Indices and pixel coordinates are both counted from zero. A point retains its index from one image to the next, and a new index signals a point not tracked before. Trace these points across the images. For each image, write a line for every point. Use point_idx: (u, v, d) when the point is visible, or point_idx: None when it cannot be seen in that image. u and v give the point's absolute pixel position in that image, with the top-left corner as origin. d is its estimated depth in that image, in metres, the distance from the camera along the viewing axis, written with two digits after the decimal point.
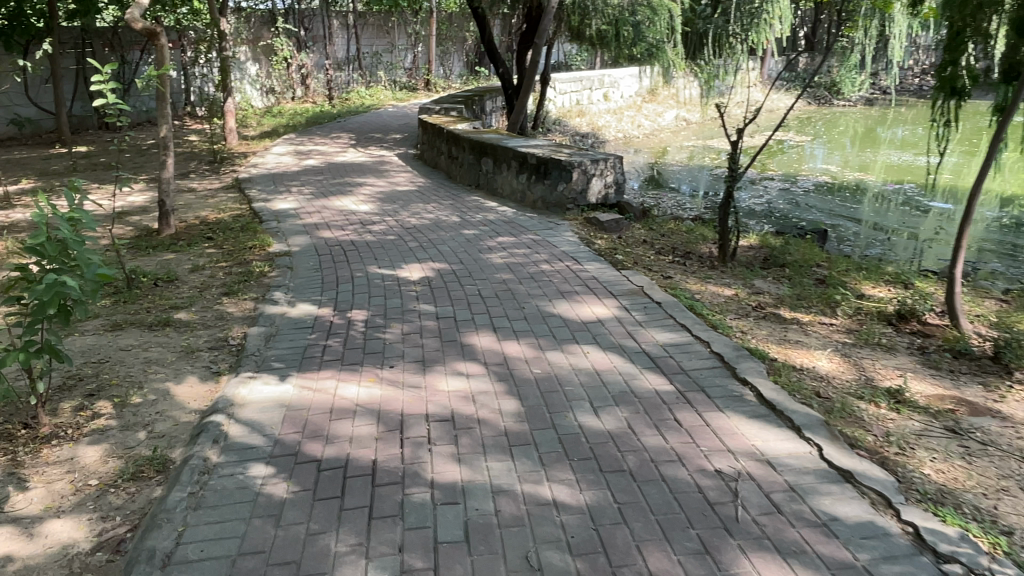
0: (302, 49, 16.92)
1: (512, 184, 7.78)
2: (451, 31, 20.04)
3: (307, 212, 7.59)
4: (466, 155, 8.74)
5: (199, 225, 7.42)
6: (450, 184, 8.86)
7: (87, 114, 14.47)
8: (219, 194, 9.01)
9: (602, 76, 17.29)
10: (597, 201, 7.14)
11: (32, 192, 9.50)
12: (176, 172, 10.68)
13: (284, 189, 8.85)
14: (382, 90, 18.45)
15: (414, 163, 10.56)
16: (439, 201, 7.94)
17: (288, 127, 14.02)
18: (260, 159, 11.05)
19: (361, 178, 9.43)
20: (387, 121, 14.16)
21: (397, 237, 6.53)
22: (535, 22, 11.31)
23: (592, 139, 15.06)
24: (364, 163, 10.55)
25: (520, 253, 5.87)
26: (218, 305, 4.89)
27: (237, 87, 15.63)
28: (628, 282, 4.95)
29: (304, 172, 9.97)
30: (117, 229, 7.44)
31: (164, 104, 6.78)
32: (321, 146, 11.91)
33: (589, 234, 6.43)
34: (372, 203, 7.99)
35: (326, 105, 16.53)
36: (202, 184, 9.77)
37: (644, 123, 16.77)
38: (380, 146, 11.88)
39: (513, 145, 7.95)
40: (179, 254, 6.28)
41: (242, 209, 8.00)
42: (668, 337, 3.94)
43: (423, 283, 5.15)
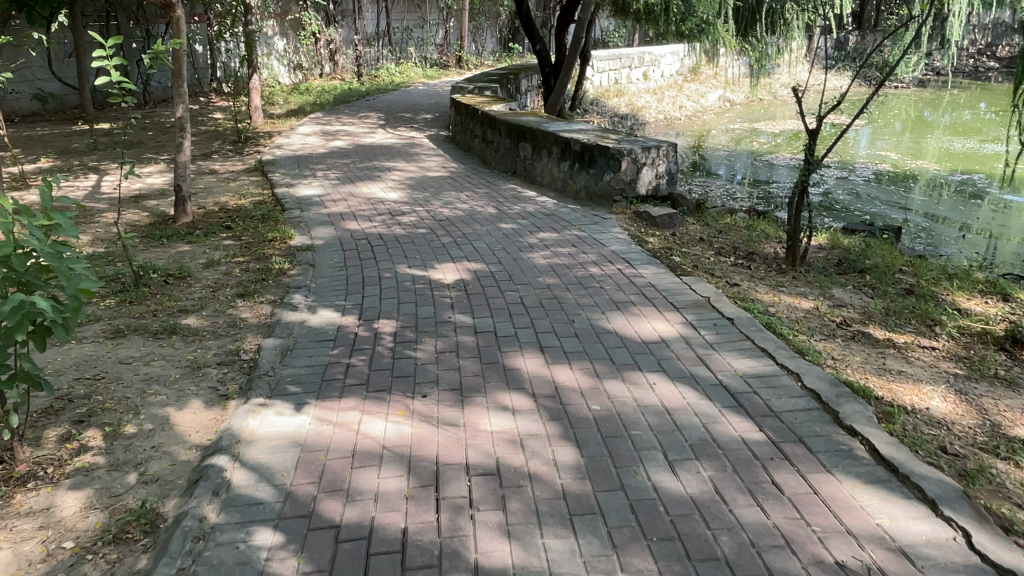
0: (331, 23, 16.31)
1: (552, 172, 7.19)
2: (484, 5, 19.27)
3: (332, 200, 7.09)
4: (502, 139, 8.16)
5: (217, 212, 6.95)
6: (484, 170, 8.29)
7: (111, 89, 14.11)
8: (240, 177, 8.55)
9: (642, 53, 16.48)
10: (647, 193, 6.51)
11: (49, 172, 9.13)
12: (199, 152, 10.26)
13: (309, 173, 8.35)
14: (412, 67, 17.85)
15: (446, 145, 10.00)
16: (473, 190, 7.37)
17: (315, 105, 13.51)
18: (286, 139, 10.57)
19: (390, 162, 8.89)
20: (417, 100, 13.58)
21: (428, 231, 5.99)
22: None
23: (631, 121, 14.32)
24: (394, 146, 10.01)
25: (564, 252, 5.29)
26: (231, 309, 4.39)
27: (264, 62, 15.17)
28: (691, 291, 4.35)
29: (330, 154, 9.46)
30: (132, 216, 7.01)
31: (180, 81, 6.27)
32: (349, 126, 11.38)
33: (639, 230, 5.83)
34: (402, 190, 7.45)
35: (355, 82, 15.98)
36: (224, 166, 9.31)
37: (686, 104, 15.95)
38: (410, 127, 11.33)
39: (554, 129, 7.33)
40: (195, 245, 5.82)
41: (265, 194, 7.52)
42: (749, 366, 3.35)
43: (458, 287, 4.60)
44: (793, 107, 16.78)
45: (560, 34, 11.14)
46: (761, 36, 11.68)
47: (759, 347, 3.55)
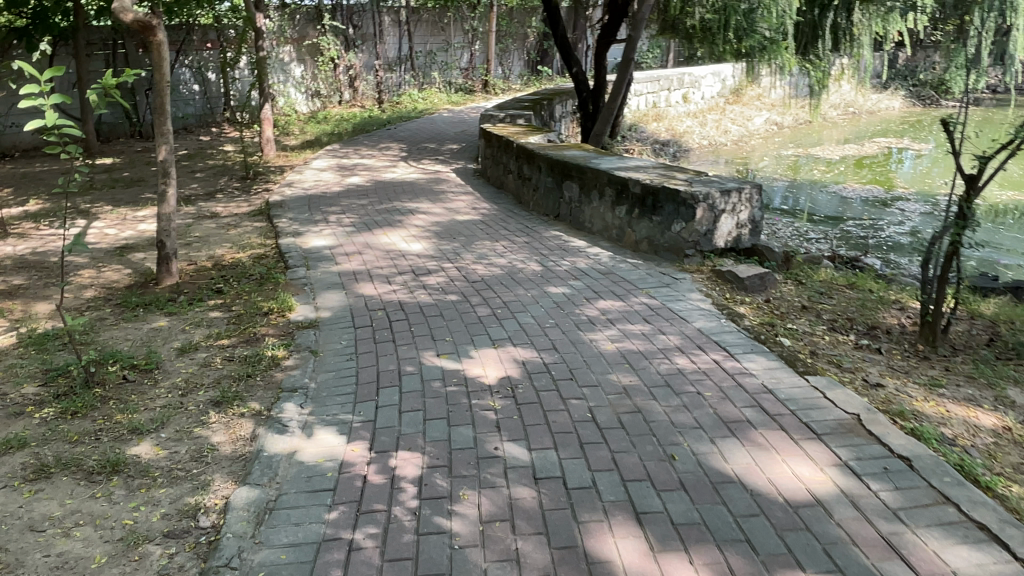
0: (350, 48, 15.45)
1: (604, 217, 6.04)
2: (512, 26, 18.22)
3: (345, 253, 6.01)
4: (541, 176, 7.05)
5: (211, 270, 5.89)
6: (521, 212, 7.18)
7: (117, 120, 13.27)
8: (243, 222, 7.50)
9: (681, 75, 15.36)
10: (725, 246, 5.32)
11: (33, 216, 8.19)
12: (202, 191, 9.28)
13: (322, 217, 7.29)
14: (436, 93, 16.89)
15: (475, 180, 8.92)
16: (510, 238, 6.26)
17: (333, 135, 12.54)
18: (298, 175, 9.54)
19: (413, 202, 7.81)
20: (442, 128, 12.56)
21: (460, 296, 4.85)
22: (618, 14, 9.42)
23: (674, 148, 13.15)
24: (417, 182, 8.94)
25: (636, 331, 4.11)
26: (201, 428, 3.27)
27: (280, 90, 14.35)
28: (829, 404, 3.16)
29: (346, 193, 8.41)
30: (114, 274, 5.99)
31: (163, 118, 5.24)
32: (368, 159, 10.37)
33: (724, 296, 4.67)
34: (427, 239, 6.35)
35: (375, 110, 15.05)
36: (228, 208, 8.30)
37: (731, 127, 14.75)
38: (435, 159, 10.27)
39: (606, 165, 6.19)
40: (174, 320, 4.74)
41: (267, 246, 6.45)
42: (975, 567, 2.16)
43: (504, 391, 3.42)
44: (845, 130, 15.53)
45: (598, 56, 10.03)
46: (824, 53, 10.61)
47: (973, 522, 2.37)
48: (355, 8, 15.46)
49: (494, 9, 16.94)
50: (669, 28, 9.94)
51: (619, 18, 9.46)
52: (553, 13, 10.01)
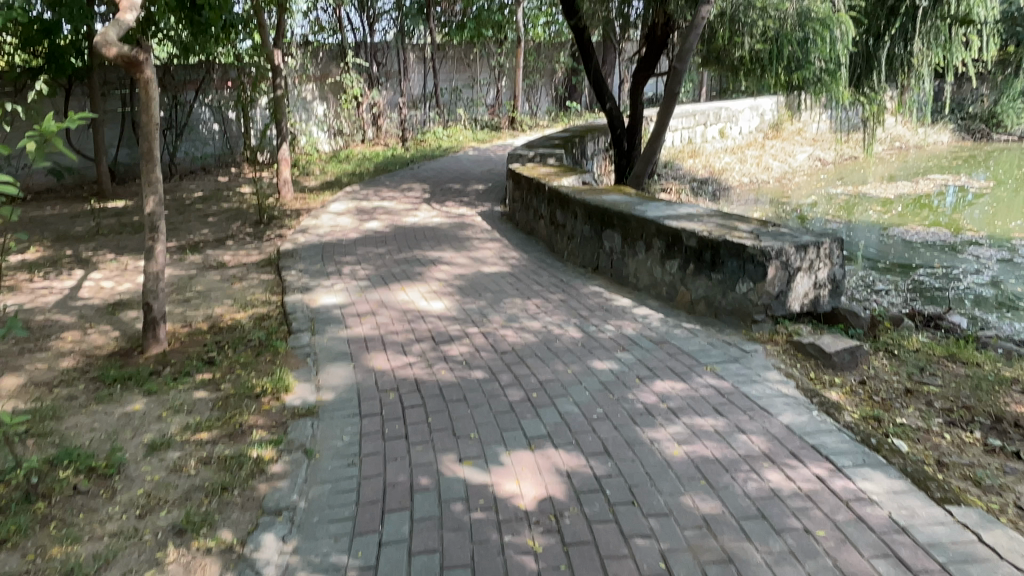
0: (374, 85, 15.05)
1: (652, 272, 5.27)
2: (539, 61, 17.66)
3: (357, 313, 5.30)
4: (577, 222, 6.30)
5: (205, 334, 5.20)
6: (554, 263, 6.43)
7: (135, 161, 12.93)
8: (250, 274, 6.85)
9: (718, 109, 14.63)
10: (801, 310, 4.51)
11: (30, 266, 7.66)
12: (212, 237, 8.70)
13: (335, 269, 6.60)
14: (461, 130, 16.34)
15: (502, 225, 8.22)
16: (545, 295, 5.49)
17: (353, 176, 11.98)
18: (314, 220, 8.89)
19: (435, 251, 7.10)
20: (468, 167, 11.94)
21: (488, 372, 4.07)
22: (658, 44, 8.76)
23: (713, 186, 12.37)
24: (440, 227, 8.27)
25: (706, 427, 3.30)
26: (153, 572, 2.52)
27: (302, 129, 13.95)
28: (991, 558, 2.36)
29: (363, 240, 7.74)
30: (99, 338, 5.34)
31: (151, 163, 4.59)
32: (388, 201, 9.74)
33: (809, 378, 3.85)
34: (449, 296, 5.60)
35: (399, 148, 14.54)
36: (237, 257, 7.67)
37: (773, 163, 13.94)
38: (459, 202, 9.61)
39: (653, 213, 5.43)
40: (152, 401, 4.03)
41: (271, 303, 5.76)
42: None
43: (546, 521, 2.64)
44: (893, 165, 14.65)
45: (634, 91, 9.39)
46: (878, 86, 9.98)
47: None
48: (379, 46, 15.12)
49: (522, 44, 16.43)
50: (713, 62, 8.98)
51: (658, 50, 8.78)
52: (586, 46, 9.36)
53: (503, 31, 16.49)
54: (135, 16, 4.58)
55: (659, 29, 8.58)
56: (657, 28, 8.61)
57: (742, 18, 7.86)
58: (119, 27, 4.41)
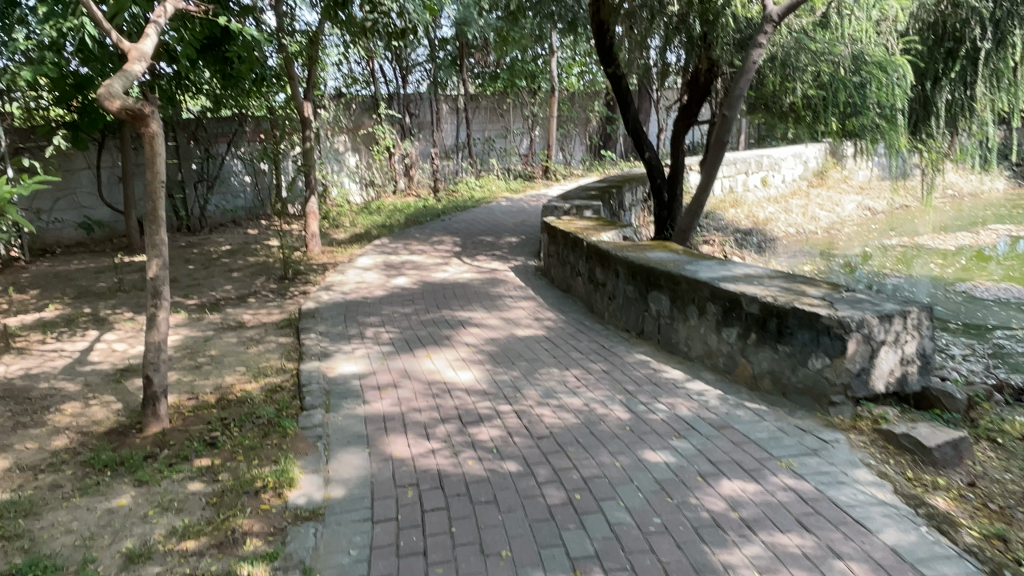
0: (406, 136, 14.87)
1: (706, 340, 4.69)
2: (574, 110, 17.34)
3: (377, 384, 4.81)
4: (618, 281, 5.75)
5: (212, 407, 4.74)
6: (594, 325, 5.88)
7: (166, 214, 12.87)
8: (268, 336, 6.44)
9: (760, 157, 14.10)
10: (886, 390, 3.91)
11: (45, 326, 7.39)
12: (234, 294, 8.37)
13: (357, 331, 6.13)
14: (494, 180, 16.04)
15: (537, 281, 7.73)
16: (585, 364, 4.94)
17: (382, 228, 11.64)
18: (339, 275, 8.48)
19: (464, 310, 6.60)
20: (500, 219, 11.52)
21: (522, 464, 3.51)
22: (701, 91, 8.33)
23: (758, 238, 11.75)
24: (471, 283, 7.81)
25: (793, 549, 2.68)
26: None
27: (334, 181, 13.81)
28: None
29: (389, 298, 7.30)
30: (100, 411, 4.92)
31: (155, 225, 4.23)
32: (417, 256, 9.31)
33: (907, 480, 3.25)
34: (477, 364, 5.07)
35: (431, 200, 14.23)
36: (257, 317, 7.27)
37: (821, 213, 13.30)
38: (491, 255, 9.16)
39: (706, 274, 4.87)
40: (140, 495, 3.55)
41: (286, 371, 5.30)
42: None
43: None
44: (949, 214, 13.89)
45: (675, 141, 8.95)
46: (939, 132, 9.41)
47: None
48: (412, 97, 14.98)
49: (556, 94, 16.15)
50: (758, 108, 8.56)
51: (701, 97, 8.38)
52: (624, 94, 9.00)
53: (538, 81, 16.25)
54: (143, 68, 4.29)
55: (701, 75, 8.18)
56: (700, 75, 8.21)
57: (793, 63, 7.28)
58: (124, 79, 4.09)
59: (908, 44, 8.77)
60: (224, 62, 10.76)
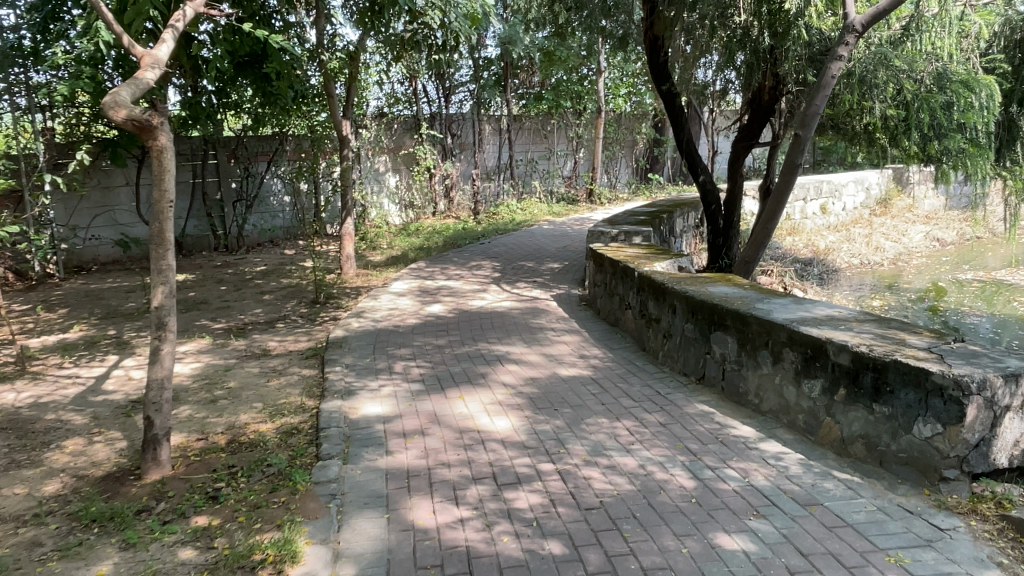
0: (448, 157, 14.54)
1: (781, 392, 4.08)
2: (620, 131, 16.74)
3: (402, 429, 4.27)
4: (674, 317, 5.14)
5: (219, 451, 4.25)
6: (647, 366, 5.27)
7: (202, 232, 12.71)
8: (291, 366, 5.97)
9: (819, 183, 13.31)
10: (1010, 465, 3.22)
11: (66, 349, 7.10)
12: (263, 318, 7.98)
13: (385, 364, 5.61)
14: (536, 203, 15.54)
15: (581, 312, 7.14)
16: (640, 414, 4.32)
17: (420, 250, 11.22)
18: (371, 300, 8.00)
19: (503, 343, 6.03)
20: (542, 243, 10.98)
21: (568, 544, 2.92)
22: (764, 110, 7.70)
23: (819, 269, 10.99)
24: (511, 312, 7.27)
25: None
26: None
27: (373, 201, 13.52)
28: None
29: (423, 327, 6.80)
30: (101, 450, 4.49)
31: (163, 248, 3.80)
32: (454, 281, 8.81)
33: None
34: (516, 409, 4.49)
35: (470, 222, 13.82)
36: (283, 344, 6.83)
37: (885, 243, 12.46)
38: (533, 282, 8.61)
39: (781, 315, 4.24)
40: (122, 562, 3.06)
41: (305, 411, 4.79)
42: None
43: None
44: None
45: (733, 165, 8.34)
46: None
47: None
48: (454, 117, 14.62)
49: (602, 115, 15.61)
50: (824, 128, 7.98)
51: (763, 117, 7.74)
52: (678, 113, 8.42)
53: (583, 102, 15.74)
54: (156, 75, 3.92)
55: (764, 93, 7.55)
56: (763, 93, 7.58)
57: (871, 79, 6.64)
58: (131, 87, 3.69)
59: (992, 62, 8.03)
60: (265, 80, 10.52)
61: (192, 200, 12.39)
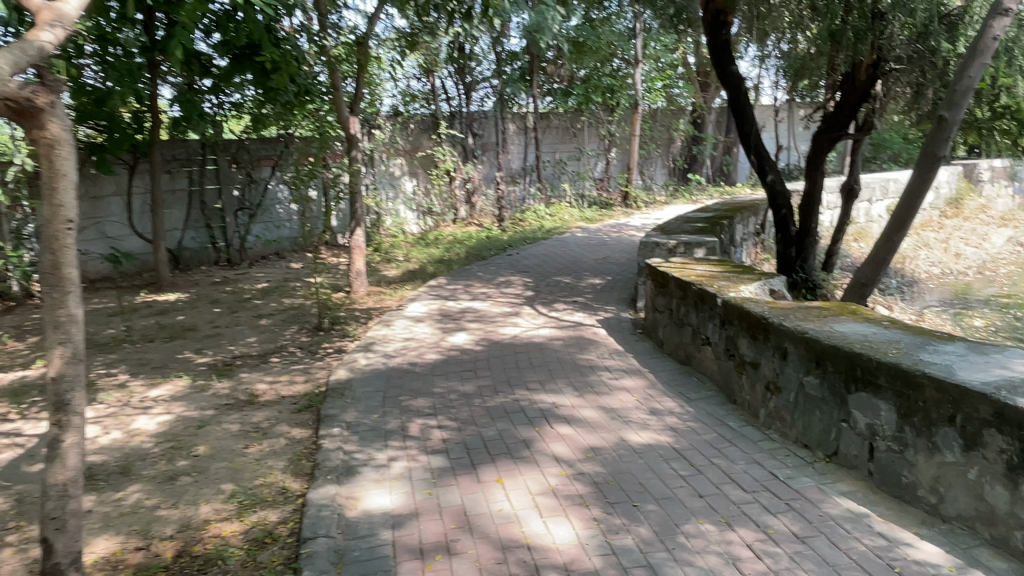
0: (469, 159, 13.25)
1: (979, 493, 2.76)
2: (656, 128, 15.27)
3: (419, 541, 2.97)
4: (783, 365, 3.81)
5: (159, 574, 2.99)
6: (744, 428, 3.96)
7: (201, 245, 11.56)
8: (280, 421, 4.71)
9: (885, 181, 11.96)
10: None
11: (17, 393, 5.89)
12: (256, 350, 6.73)
13: (396, 424, 4.31)
14: (566, 208, 14.18)
15: (639, 343, 5.82)
16: (762, 519, 3.00)
17: (440, 263, 9.95)
18: (383, 328, 6.73)
19: (547, 391, 4.73)
20: (578, 254, 9.65)
21: None
22: (858, 93, 6.30)
23: (897, 280, 9.58)
24: (551, 342, 5.96)
25: None
26: None
27: (388, 208, 12.31)
28: None
29: (445, 364, 5.51)
30: (5, 565, 3.25)
31: (64, 294, 2.58)
32: (480, 302, 7.52)
33: None
34: (577, 504, 3.19)
35: (495, 230, 12.55)
36: (274, 388, 5.59)
37: (966, 249, 11.00)
38: (573, 303, 7.29)
39: (970, 374, 2.90)
40: None
41: (287, 500, 3.52)
42: None
43: None
44: None
45: (813, 162, 7.00)
46: None
47: None
48: (475, 115, 13.32)
49: (639, 110, 14.21)
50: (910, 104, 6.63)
51: (856, 104, 6.35)
52: (742, 101, 7.12)
53: (616, 97, 14.36)
54: (53, 37, 2.66)
55: (860, 71, 6.16)
56: (858, 73, 6.20)
57: None
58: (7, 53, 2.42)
59: None
60: (264, 74, 9.32)
61: (189, 209, 11.24)
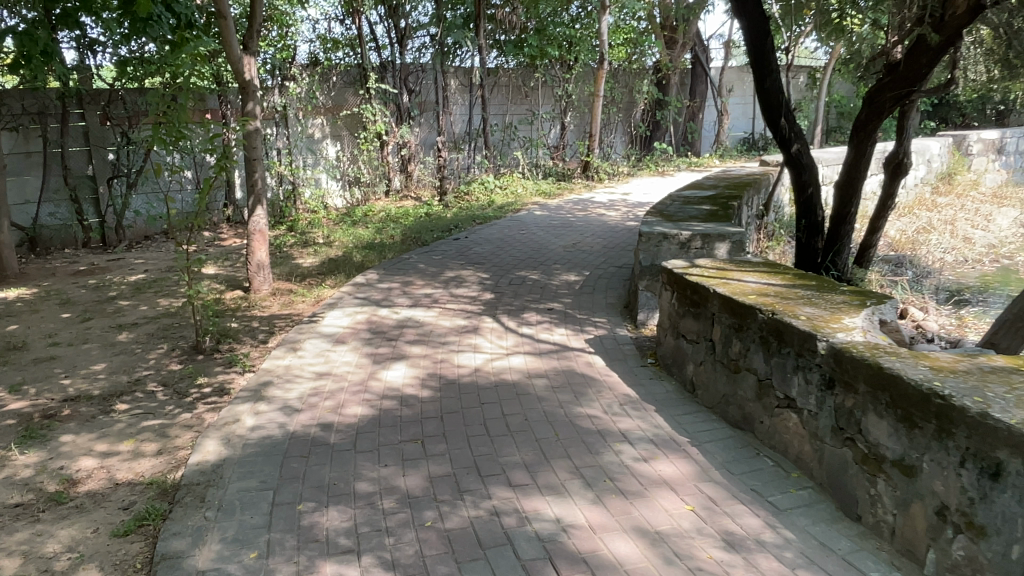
0: (404, 120, 11.16)
1: None
2: (616, 90, 13.53)
3: None
4: (990, 489, 2.12)
5: None
6: None
7: (63, 221, 9.13)
8: (87, 558, 2.74)
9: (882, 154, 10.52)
10: None
11: None
12: (100, 388, 4.64)
13: None
14: (519, 178, 12.26)
15: (655, 383, 4.07)
16: None
17: (370, 250, 7.95)
18: (287, 353, 4.75)
19: (541, 489, 2.92)
20: (543, 241, 7.82)
21: None
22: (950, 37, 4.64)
23: (914, 270, 8.12)
24: (532, 381, 4.13)
25: None
26: None
27: (306, 177, 10.15)
28: None
29: (375, 425, 3.61)
30: None
31: None
32: (423, 310, 5.60)
33: None
34: None
35: (437, 206, 10.57)
36: (105, 468, 3.57)
37: (973, 232, 9.72)
38: (549, 311, 5.46)
39: None
40: None
41: None
42: None
43: None
44: None
45: (862, 126, 5.37)
46: None
47: None
48: (411, 68, 11.21)
49: (603, 68, 12.21)
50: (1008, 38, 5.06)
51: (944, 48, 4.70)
52: (766, 49, 5.38)
53: (573, 51, 12.50)
54: None
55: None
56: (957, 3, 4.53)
57: None
58: None
59: None
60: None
61: (46, 175, 8.88)
